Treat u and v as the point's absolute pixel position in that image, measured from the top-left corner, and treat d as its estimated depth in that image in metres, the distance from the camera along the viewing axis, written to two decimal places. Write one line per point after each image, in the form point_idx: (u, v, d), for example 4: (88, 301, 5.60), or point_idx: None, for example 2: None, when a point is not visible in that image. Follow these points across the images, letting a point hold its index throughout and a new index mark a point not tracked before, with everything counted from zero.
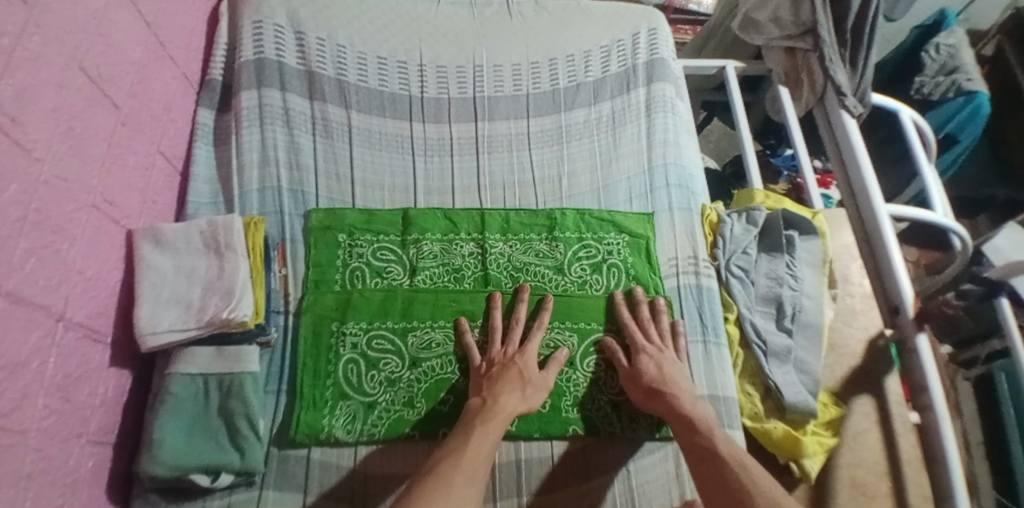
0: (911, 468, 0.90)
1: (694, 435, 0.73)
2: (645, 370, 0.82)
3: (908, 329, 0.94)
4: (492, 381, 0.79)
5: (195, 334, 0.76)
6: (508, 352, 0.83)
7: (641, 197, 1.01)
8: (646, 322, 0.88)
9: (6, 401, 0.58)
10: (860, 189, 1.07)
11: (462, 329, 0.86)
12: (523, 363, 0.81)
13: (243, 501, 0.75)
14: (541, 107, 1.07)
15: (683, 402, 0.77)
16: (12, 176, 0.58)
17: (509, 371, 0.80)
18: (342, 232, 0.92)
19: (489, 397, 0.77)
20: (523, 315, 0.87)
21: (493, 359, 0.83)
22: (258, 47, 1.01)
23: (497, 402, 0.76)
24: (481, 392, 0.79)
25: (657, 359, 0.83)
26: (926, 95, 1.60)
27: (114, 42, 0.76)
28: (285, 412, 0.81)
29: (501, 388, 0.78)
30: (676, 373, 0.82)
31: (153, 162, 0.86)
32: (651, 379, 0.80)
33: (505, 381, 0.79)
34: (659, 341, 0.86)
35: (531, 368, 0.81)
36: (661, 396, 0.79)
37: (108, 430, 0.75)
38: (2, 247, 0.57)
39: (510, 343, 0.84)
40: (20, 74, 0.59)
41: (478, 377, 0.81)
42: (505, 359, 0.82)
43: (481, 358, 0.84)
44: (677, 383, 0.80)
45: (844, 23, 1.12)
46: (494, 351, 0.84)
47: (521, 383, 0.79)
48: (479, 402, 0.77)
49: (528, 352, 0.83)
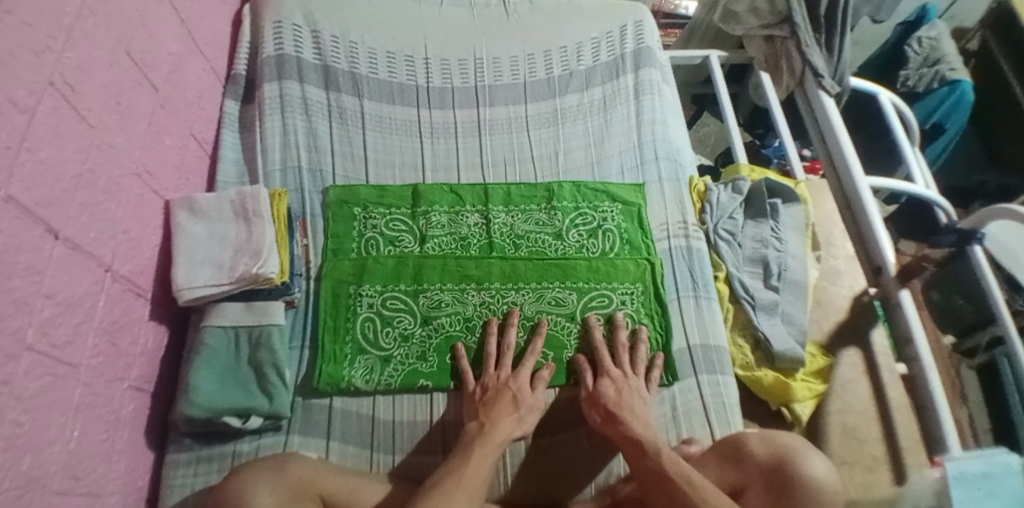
0: (901, 414, 0.94)
1: (643, 457, 0.73)
2: (605, 393, 0.82)
3: (891, 286, 0.99)
4: (489, 406, 0.81)
5: (227, 291, 0.84)
6: (502, 376, 0.85)
7: (633, 170, 1.09)
8: (618, 349, 0.89)
9: (61, 333, 0.66)
10: (839, 160, 1.14)
11: (458, 355, 0.88)
12: (517, 386, 0.84)
13: (270, 444, 0.82)
14: (538, 94, 1.16)
15: (633, 425, 0.77)
16: (71, 137, 0.68)
17: (504, 395, 0.82)
18: (357, 206, 1.01)
19: (487, 421, 0.79)
20: (512, 340, 0.89)
21: (486, 384, 0.85)
22: (279, 45, 1.11)
23: (496, 425, 0.78)
24: (478, 415, 0.80)
25: (621, 384, 0.84)
26: (912, 88, 1.67)
27: (153, 34, 0.87)
28: (309, 364, 0.88)
29: (500, 412, 0.80)
30: (635, 400, 0.82)
31: (187, 143, 0.96)
32: (609, 402, 0.81)
33: (500, 405, 0.81)
34: (629, 369, 0.87)
35: (525, 389, 0.84)
36: (616, 421, 0.78)
37: (147, 379, 0.83)
38: (61, 198, 0.66)
39: (503, 367, 0.86)
40: (77, 50, 0.69)
41: (474, 403, 0.83)
42: (498, 384, 0.84)
43: (475, 383, 0.86)
44: (633, 411, 0.80)
45: (817, 9, 1.23)
46: (489, 375, 0.86)
47: (514, 405, 0.81)
48: (477, 425, 0.78)
49: (521, 375, 0.85)
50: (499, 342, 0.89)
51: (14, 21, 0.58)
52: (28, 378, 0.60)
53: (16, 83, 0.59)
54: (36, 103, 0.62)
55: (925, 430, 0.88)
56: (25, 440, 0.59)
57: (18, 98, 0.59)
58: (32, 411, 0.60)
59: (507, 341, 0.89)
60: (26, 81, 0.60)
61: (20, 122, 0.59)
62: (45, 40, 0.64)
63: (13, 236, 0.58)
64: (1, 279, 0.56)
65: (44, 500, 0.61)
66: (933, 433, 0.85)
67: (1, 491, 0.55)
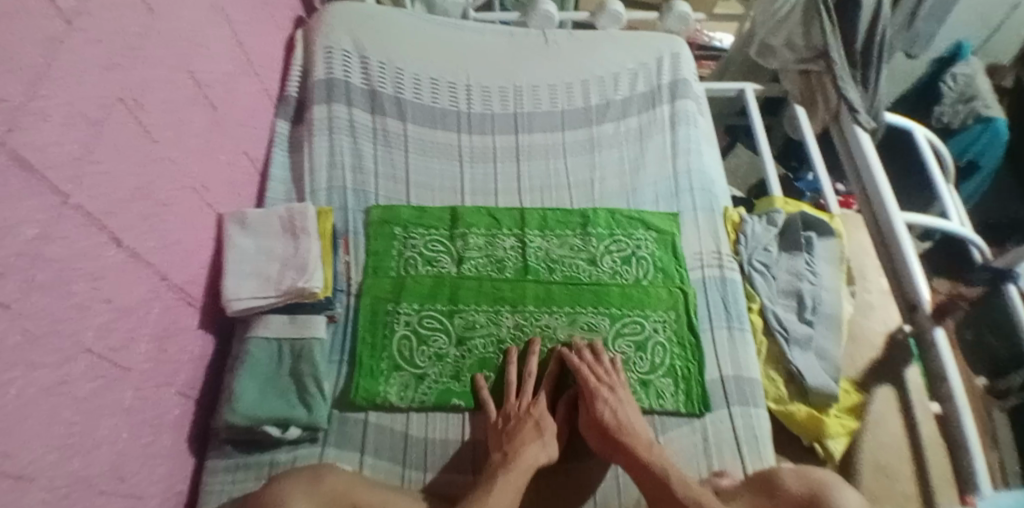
0: (933, 453, 0.92)
1: (656, 479, 0.75)
2: (603, 418, 0.83)
3: (925, 323, 0.98)
4: (513, 435, 0.81)
5: (273, 302, 0.88)
6: (522, 405, 0.86)
7: (667, 199, 1.11)
8: (595, 364, 0.89)
9: (116, 337, 0.69)
10: (875, 195, 1.14)
11: (479, 385, 0.89)
12: (538, 414, 0.85)
13: (307, 455, 0.84)
14: (575, 122, 1.18)
15: (637, 449, 0.78)
16: (133, 150, 0.72)
17: (525, 424, 0.83)
18: (397, 226, 1.04)
19: (510, 451, 0.79)
20: (533, 366, 0.91)
21: (507, 413, 0.85)
22: (329, 69, 1.16)
23: (521, 452, 0.78)
24: (502, 446, 0.80)
25: (616, 404, 0.84)
26: (947, 124, 1.66)
27: (212, 54, 0.92)
28: (346, 378, 0.91)
29: (524, 441, 0.80)
30: (635, 417, 0.83)
31: (239, 160, 1.01)
32: (609, 427, 0.82)
33: (523, 434, 0.81)
34: (615, 382, 0.87)
35: (545, 418, 0.85)
36: (617, 445, 0.80)
37: (192, 386, 0.87)
38: (122, 208, 0.70)
39: (522, 394, 0.87)
40: (141, 67, 0.74)
41: (497, 434, 0.83)
42: (519, 414, 0.85)
43: (495, 412, 0.87)
44: (635, 430, 0.81)
45: (853, 45, 1.23)
46: (511, 403, 0.87)
47: (537, 433, 0.82)
48: (501, 456, 0.78)
49: (541, 398, 0.87)
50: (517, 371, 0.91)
51: (85, 37, 0.63)
52: (84, 379, 0.63)
53: (86, 99, 0.63)
54: (104, 117, 0.67)
55: (958, 472, 0.86)
56: (76, 440, 0.62)
57: (88, 112, 0.64)
58: (84, 412, 0.63)
59: (528, 370, 0.90)
60: (95, 97, 0.65)
61: (88, 134, 0.64)
62: (113, 58, 0.68)
63: (75, 243, 0.62)
64: (61, 284, 0.60)
65: (89, 500, 0.64)
66: (964, 473, 0.84)
67: (51, 488, 0.58)
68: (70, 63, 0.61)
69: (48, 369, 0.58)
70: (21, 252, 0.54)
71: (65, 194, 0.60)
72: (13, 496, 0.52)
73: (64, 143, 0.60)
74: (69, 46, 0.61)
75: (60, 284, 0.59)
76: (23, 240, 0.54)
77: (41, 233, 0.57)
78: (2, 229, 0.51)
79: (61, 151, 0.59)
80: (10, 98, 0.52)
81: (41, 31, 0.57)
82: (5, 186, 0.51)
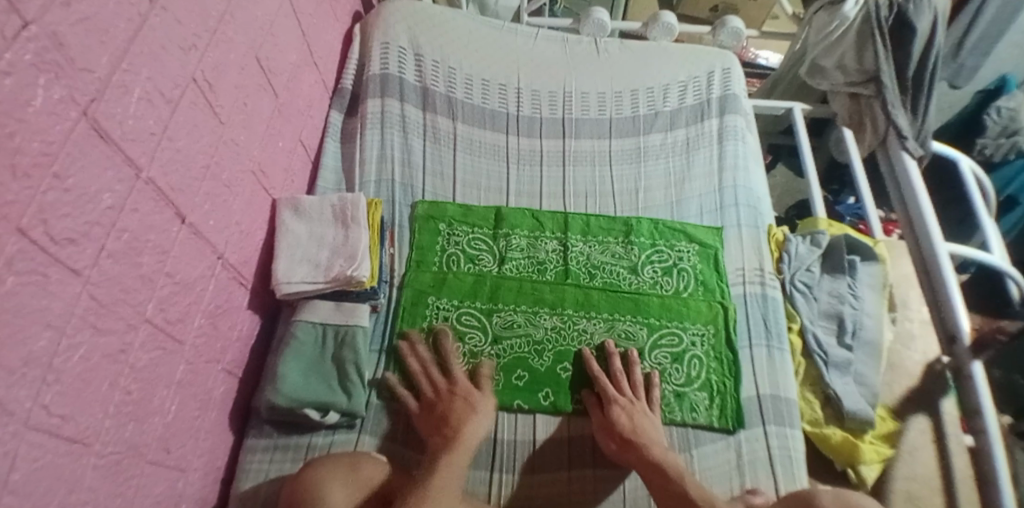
0: (964, 486, 0.90)
1: (663, 481, 0.75)
2: (618, 421, 0.83)
3: (963, 355, 0.96)
4: (446, 418, 0.82)
5: (322, 288, 0.90)
6: (443, 387, 0.87)
7: (712, 213, 1.11)
8: (617, 373, 0.90)
9: (175, 312, 0.71)
10: (919, 222, 1.13)
11: (391, 386, 0.88)
12: (463, 391, 0.86)
13: (344, 441, 0.85)
14: (622, 130, 1.19)
15: (649, 449, 0.79)
16: (203, 131, 0.74)
17: (454, 404, 0.84)
18: (442, 222, 1.06)
19: (449, 431, 0.80)
20: (427, 355, 0.91)
21: (428, 398, 0.86)
22: (384, 64, 1.18)
23: (460, 430, 0.80)
24: (440, 429, 0.81)
25: (630, 410, 0.84)
26: (989, 156, 1.57)
27: (279, 42, 0.95)
28: (384, 369, 0.92)
29: (460, 420, 0.81)
30: (647, 424, 0.83)
31: (295, 149, 1.03)
32: (624, 430, 0.81)
33: (456, 414, 0.82)
34: (631, 394, 0.87)
35: (472, 391, 0.86)
36: (633, 446, 0.80)
37: (237, 365, 0.88)
38: (190, 185, 0.72)
39: (437, 377, 0.88)
40: (216, 50, 0.76)
41: (429, 419, 0.83)
42: (444, 395, 0.85)
43: (414, 401, 0.87)
44: (649, 436, 0.81)
45: (906, 71, 1.22)
46: (428, 390, 0.87)
47: (468, 406, 0.84)
48: (441, 437, 0.79)
49: (458, 379, 0.88)
50: (416, 359, 0.91)
51: (168, 17, 0.65)
52: (143, 350, 0.65)
53: (165, 77, 0.66)
54: (179, 96, 0.69)
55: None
56: (131, 409, 0.64)
57: (165, 90, 0.66)
58: (141, 381, 0.65)
59: (426, 359, 0.90)
60: (174, 75, 0.67)
61: (164, 112, 0.66)
62: (192, 39, 0.70)
63: (147, 216, 0.64)
64: (131, 255, 0.62)
65: (137, 469, 0.65)
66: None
67: (103, 454, 0.60)
68: (153, 41, 0.63)
69: (114, 335, 0.60)
70: (96, 220, 0.56)
71: (139, 168, 0.62)
72: (66, 459, 0.54)
73: (142, 118, 0.62)
74: (152, 24, 0.62)
75: (131, 255, 0.61)
76: (99, 209, 0.56)
77: (116, 203, 0.59)
78: (81, 196, 0.53)
79: (139, 125, 0.61)
80: (95, 70, 0.54)
81: (128, 7, 0.58)
82: (84, 157, 0.53)
